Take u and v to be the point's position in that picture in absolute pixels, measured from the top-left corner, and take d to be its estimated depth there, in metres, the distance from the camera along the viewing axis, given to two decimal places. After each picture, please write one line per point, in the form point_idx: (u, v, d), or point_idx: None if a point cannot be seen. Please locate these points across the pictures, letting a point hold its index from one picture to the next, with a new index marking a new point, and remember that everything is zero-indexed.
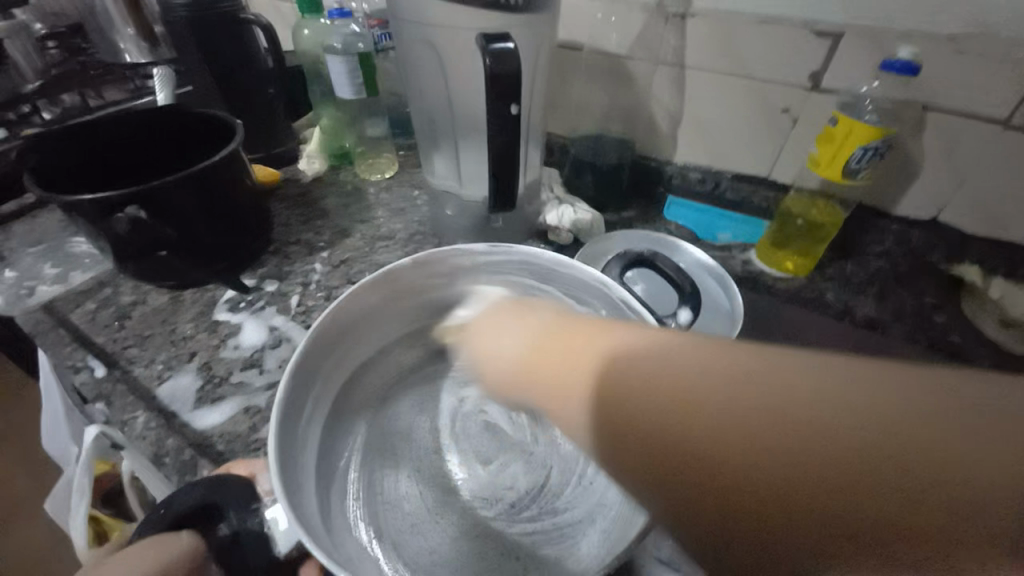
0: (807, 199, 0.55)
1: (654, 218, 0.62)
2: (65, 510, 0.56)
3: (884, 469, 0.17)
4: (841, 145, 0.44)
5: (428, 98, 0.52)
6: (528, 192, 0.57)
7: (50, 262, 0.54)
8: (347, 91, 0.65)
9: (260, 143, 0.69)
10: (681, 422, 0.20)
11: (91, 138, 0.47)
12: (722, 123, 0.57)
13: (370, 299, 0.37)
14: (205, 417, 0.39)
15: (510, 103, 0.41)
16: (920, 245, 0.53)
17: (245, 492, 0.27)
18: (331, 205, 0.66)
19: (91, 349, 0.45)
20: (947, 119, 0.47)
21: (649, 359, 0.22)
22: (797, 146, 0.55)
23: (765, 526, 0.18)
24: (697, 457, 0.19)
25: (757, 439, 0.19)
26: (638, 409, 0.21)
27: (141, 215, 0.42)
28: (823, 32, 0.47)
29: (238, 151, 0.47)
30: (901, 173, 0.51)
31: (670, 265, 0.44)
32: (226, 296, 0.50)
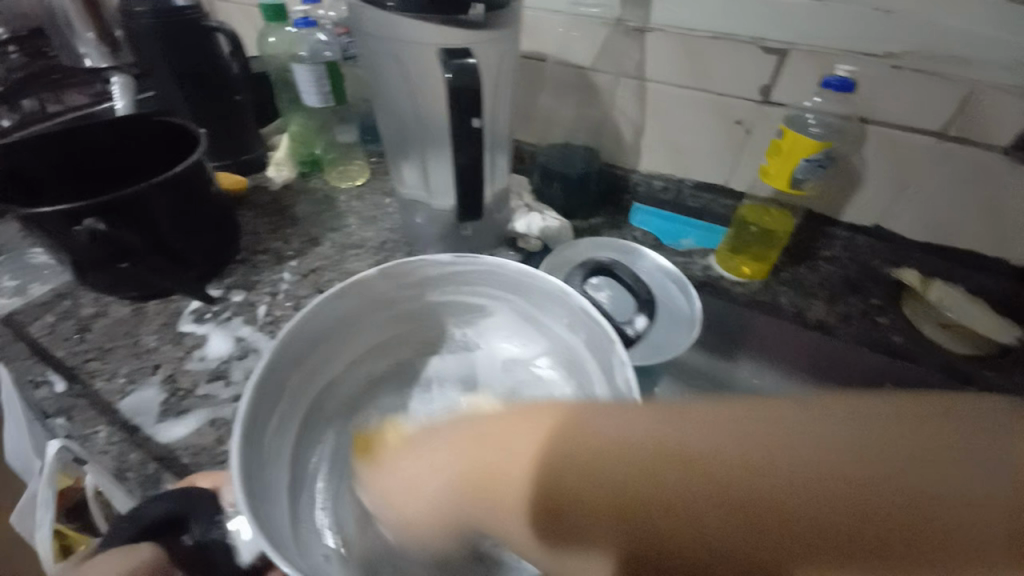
0: (760, 208, 0.57)
1: (621, 225, 0.64)
2: (25, 528, 0.55)
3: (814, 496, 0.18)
4: (789, 157, 0.47)
5: (397, 109, 0.52)
6: (497, 200, 0.59)
7: (7, 273, 0.53)
8: (315, 99, 0.65)
9: (228, 151, 0.68)
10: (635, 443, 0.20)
11: (50, 150, 0.47)
12: (682, 134, 0.59)
13: (338, 311, 0.37)
14: (169, 430, 0.39)
15: (473, 116, 0.42)
16: (865, 250, 0.57)
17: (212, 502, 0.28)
18: (302, 213, 0.65)
19: (50, 363, 0.44)
20: (884, 132, 0.50)
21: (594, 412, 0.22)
22: (751, 156, 0.58)
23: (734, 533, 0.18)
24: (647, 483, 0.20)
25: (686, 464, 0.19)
26: (604, 472, 0.20)
27: (100, 227, 0.41)
28: (771, 50, 0.50)
29: (203, 162, 0.47)
30: (846, 182, 0.55)
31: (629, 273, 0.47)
32: (191, 307, 0.50)
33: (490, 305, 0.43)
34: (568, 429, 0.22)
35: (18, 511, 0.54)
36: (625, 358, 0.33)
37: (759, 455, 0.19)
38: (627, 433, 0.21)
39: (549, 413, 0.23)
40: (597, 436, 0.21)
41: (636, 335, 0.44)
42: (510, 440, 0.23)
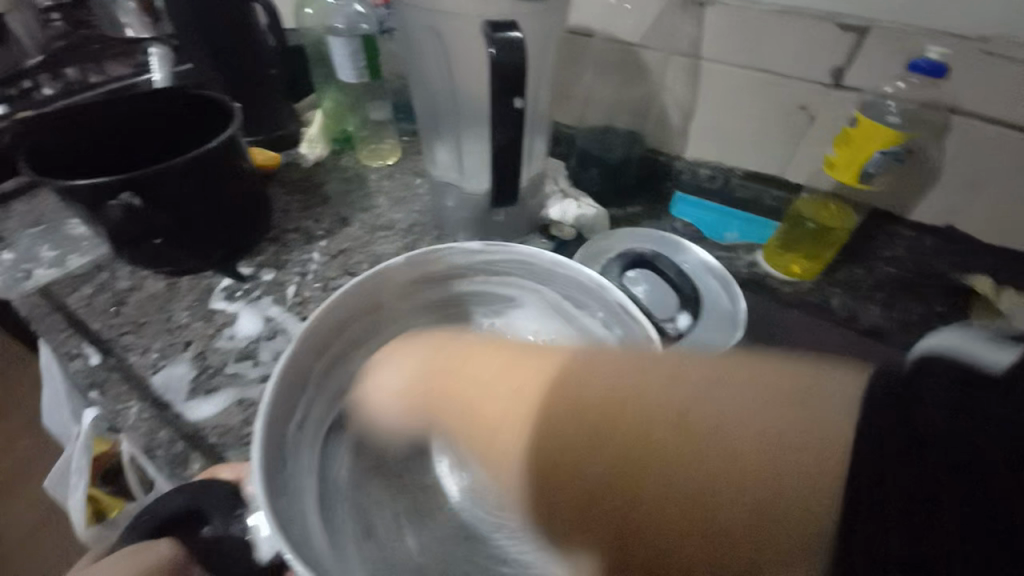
0: (816, 202, 0.53)
1: (661, 215, 0.60)
2: (65, 488, 0.57)
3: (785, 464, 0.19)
4: (859, 148, 0.43)
5: (432, 85, 0.50)
6: (532, 185, 0.56)
7: (47, 243, 0.53)
8: (350, 75, 0.63)
9: (259, 125, 0.67)
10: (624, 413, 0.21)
11: (89, 122, 0.47)
12: (735, 119, 0.55)
13: (366, 297, 0.36)
14: (198, 409, 0.39)
15: (514, 95, 0.39)
16: (930, 251, 0.52)
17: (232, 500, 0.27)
18: (332, 192, 0.64)
19: (86, 335, 0.44)
20: (973, 123, 0.44)
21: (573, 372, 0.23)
22: (814, 146, 0.53)
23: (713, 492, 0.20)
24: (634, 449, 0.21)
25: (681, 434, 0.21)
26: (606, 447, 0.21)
27: (135, 202, 0.41)
28: (847, 27, 0.45)
29: (236, 137, 0.46)
30: (918, 177, 0.50)
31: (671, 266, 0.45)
32: (222, 284, 0.50)
33: (520, 297, 0.40)
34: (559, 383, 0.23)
35: (57, 473, 0.57)
36: None
37: (774, 435, 0.20)
38: (607, 386, 0.22)
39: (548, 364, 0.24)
40: (581, 402, 0.22)
41: (677, 334, 0.42)
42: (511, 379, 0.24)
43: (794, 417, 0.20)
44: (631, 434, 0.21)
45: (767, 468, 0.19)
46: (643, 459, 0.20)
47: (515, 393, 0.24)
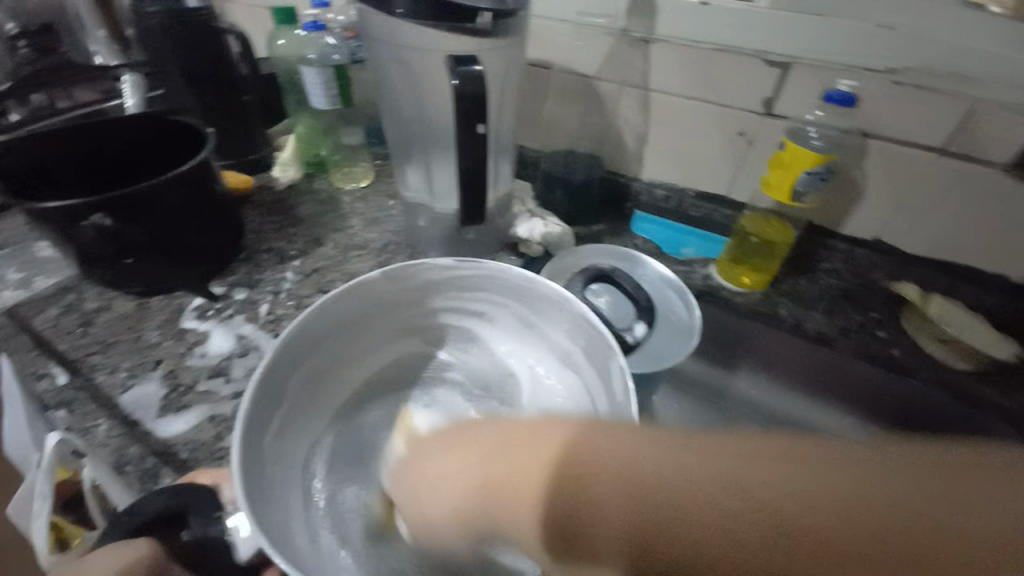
0: (761, 218, 0.58)
1: (622, 232, 0.64)
2: (18, 519, 0.55)
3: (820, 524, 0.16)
4: (789, 169, 0.47)
5: (404, 113, 0.53)
6: (500, 205, 0.59)
7: (12, 266, 0.53)
8: (323, 101, 0.66)
9: (234, 150, 0.69)
10: (637, 473, 0.19)
11: (60, 147, 0.47)
12: (685, 143, 0.60)
13: (339, 313, 0.38)
14: (169, 425, 0.39)
15: (478, 122, 0.43)
16: (864, 263, 0.58)
17: (208, 502, 0.28)
18: (306, 213, 0.66)
19: (53, 356, 0.44)
20: (886, 148, 0.50)
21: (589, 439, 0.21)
22: (753, 168, 0.58)
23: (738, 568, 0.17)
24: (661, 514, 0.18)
25: (691, 484, 0.18)
26: (610, 483, 0.19)
27: (108, 222, 0.42)
28: (774, 63, 0.51)
29: (210, 160, 0.48)
30: (846, 196, 0.55)
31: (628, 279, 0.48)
32: (194, 304, 0.50)
33: (492, 310, 0.43)
34: (571, 454, 0.21)
35: (14, 504, 0.55)
36: (623, 363, 0.33)
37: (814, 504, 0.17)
38: (638, 450, 0.20)
39: (554, 440, 0.22)
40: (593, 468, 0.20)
41: (636, 341, 0.45)
42: (525, 449, 0.22)
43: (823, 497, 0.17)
44: (644, 498, 0.18)
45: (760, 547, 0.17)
46: (648, 541, 0.18)
47: (530, 460, 0.22)
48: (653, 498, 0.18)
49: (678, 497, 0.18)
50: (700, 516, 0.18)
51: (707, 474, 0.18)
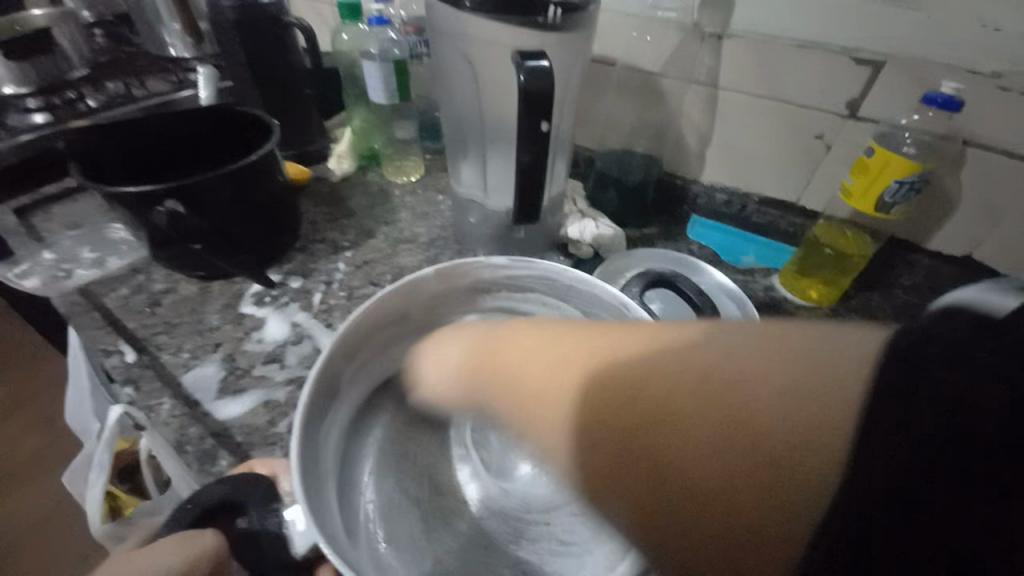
0: (835, 230, 0.54)
1: (677, 237, 0.61)
2: (81, 483, 0.58)
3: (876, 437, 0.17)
4: (875, 177, 0.43)
5: (461, 108, 0.52)
6: (552, 205, 0.58)
7: (88, 245, 0.56)
8: (380, 96, 0.66)
9: (292, 141, 0.71)
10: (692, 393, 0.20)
11: (138, 136, 0.50)
12: (752, 146, 0.56)
13: (393, 308, 0.37)
14: (226, 408, 0.40)
15: (541, 118, 0.41)
16: (950, 282, 0.52)
17: (269, 494, 0.28)
18: (358, 205, 0.67)
19: (122, 333, 0.46)
20: (989, 156, 0.45)
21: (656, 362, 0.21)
22: (829, 174, 0.54)
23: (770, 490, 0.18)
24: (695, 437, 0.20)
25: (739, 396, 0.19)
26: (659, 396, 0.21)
27: (179, 209, 0.44)
28: (862, 61, 0.46)
29: (273, 152, 0.49)
30: (937, 209, 0.50)
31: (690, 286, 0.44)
32: (252, 290, 0.52)
33: (543, 313, 0.42)
34: (611, 361, 0.23)
35: (75, 469, 0.58)
36: None
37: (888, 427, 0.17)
38: (697, 356, 0.21)
39: (598, 351, 0.24)
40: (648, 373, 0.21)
41: None
42: (573, 356, 0.24)
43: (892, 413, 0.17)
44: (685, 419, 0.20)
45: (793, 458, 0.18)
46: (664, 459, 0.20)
47: (573, 359, 0.24)
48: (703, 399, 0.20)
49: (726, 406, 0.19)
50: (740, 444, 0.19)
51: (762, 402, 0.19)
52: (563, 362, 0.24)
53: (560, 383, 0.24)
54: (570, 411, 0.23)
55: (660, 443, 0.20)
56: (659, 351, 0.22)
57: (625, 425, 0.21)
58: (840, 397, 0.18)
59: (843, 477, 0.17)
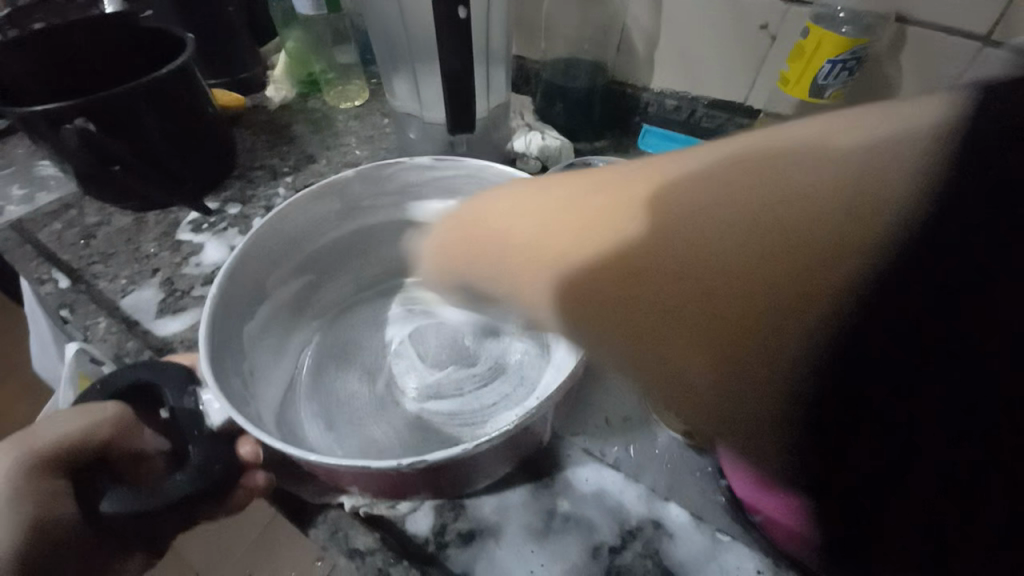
0: (775, 124, 0.53)
1: (626, 148, 0.60)
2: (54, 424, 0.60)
3: (765, 285, 0.19)
4: (810, 59, 0.43)
5: (387, 10, 0.49)
6: (495, 117, 0.56)
7: (15, 182, 0.54)
8: (306, 6, 0.63)
9: (223, 67, 0.66)
10: (672, 231, 0.22)
11: (45, 51, 0.47)
12: (698, 43, 0.54)
13: (315, 214, 0.37)
14: (167, 325, 0.40)
15: (459, 5, 0.39)
16: None
17: (184, 380, 0.28)
18: (299, 132, 0.64)
19: (57, 264, 0.46)
20: (927, 35, 0.44)
21: (636, 193, 0.24)
22: (772, 67, 0.53)
23: (723, 341, 0.20)
24: (661, 272, 0.22)
25: (708, 245, 0.21)
26: (604, 240, 0.24)
27: (89, 127, 0.41)
28: None
29: (190, 66, 0.45)
30: (875, 96, 0.49)
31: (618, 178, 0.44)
32: (189, 218, 0.51)
33: None
34: (655, 197, 0.23)
35: (45, 412, 0.59)
36: None
37: (800, 296, 0.18)
38: (690, 201, 0.22)
39: (632, 191, 0.25)
40: (629, 229, 0.23)
41: None
42: (576, 215, 0.26)
43: (798, 262, 0.19)
44: (663, 267, 0.22)
45: (719, 309, 0.20)
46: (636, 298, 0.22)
47: (562, 228, 0.26)
48: (666, 231, 0.22)
49: (652, 247, 0.22)
50: (678, 289, 0.21)
51: (693, 240, 0.21)
52: (567, 235, 0.26)
53: (542, 243, 0.26)
54: (554, 274, 0.26)
55: (631, 267, 0.22)
56: (696, 187, 0.22)
57: (584, 267, 0.24)
58: (798, 213, 0.19)
59: (765, 342, 0.19)
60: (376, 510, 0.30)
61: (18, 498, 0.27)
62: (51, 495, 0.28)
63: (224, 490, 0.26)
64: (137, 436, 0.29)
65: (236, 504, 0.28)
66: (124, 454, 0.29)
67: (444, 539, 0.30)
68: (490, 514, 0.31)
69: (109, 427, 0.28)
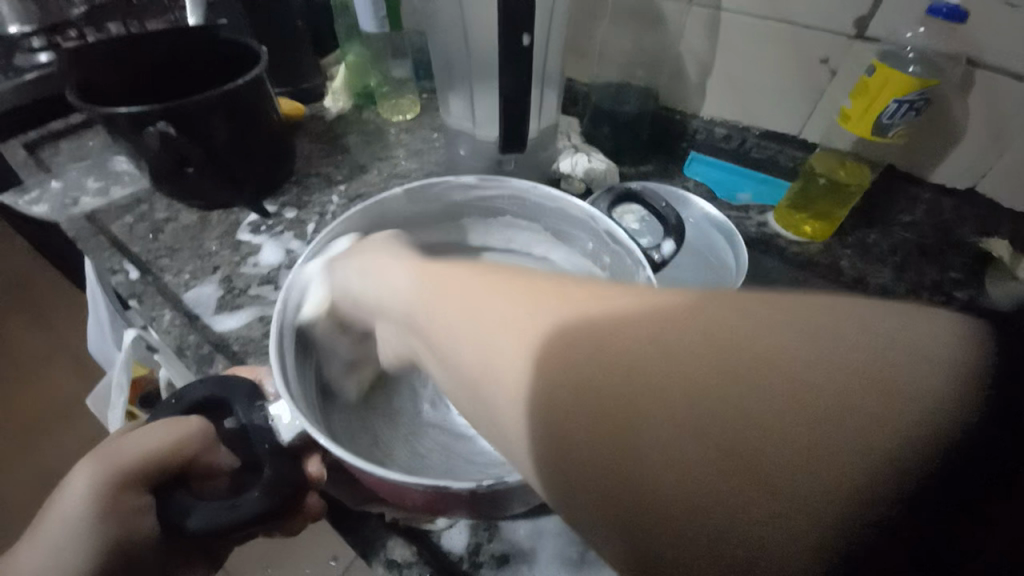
0: (833, 159, 0.52)
1: (672, 173, 0.60)
2: (105, 404, 0.63)
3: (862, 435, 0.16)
4: (875, 97, 0.42)
5: (448, 32, 0.51)
6: (543, 138, 0.57)
7: (93, 176, 0.58)
8: (370, 24, 0.65)
9: (286, 77, 0.70)
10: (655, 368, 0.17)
11: (132, 60, 0.51)
12: (753, 75, 0.54)
13: (365, 232, 0.39)
14: (224, 321, 0.42)
15: (522, 33, 0.40)
16: (950, 216, 0.50)
17: (253, 391, 0.29)
18: (352, 142, 0.67)
19: (127, 255, 0.49)
20: (998, 78, 0.43)
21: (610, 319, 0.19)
22: (832, 100, 0.52)
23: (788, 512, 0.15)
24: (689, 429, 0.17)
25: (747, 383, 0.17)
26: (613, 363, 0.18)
27: (169, 131, 0.44)
28: None
29: (262, 79, 0.49)
30: (939, 137, 0.48)
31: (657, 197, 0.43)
32: (249, 220, 0.53)
33: (520, 237, 0.43)
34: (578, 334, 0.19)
35: (99, 391, 0.62)
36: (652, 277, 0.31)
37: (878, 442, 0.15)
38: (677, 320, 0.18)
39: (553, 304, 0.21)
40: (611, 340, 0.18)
41: (663, 260, 0.40)
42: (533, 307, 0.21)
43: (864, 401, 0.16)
44: (670, 397, 0.17)
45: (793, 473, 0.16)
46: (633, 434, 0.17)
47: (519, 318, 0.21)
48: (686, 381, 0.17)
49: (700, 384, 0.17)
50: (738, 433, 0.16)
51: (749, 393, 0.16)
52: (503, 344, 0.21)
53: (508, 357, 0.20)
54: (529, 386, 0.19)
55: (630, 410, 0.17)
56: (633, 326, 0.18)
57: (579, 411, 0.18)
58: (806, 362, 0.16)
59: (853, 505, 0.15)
60: (412, 522, 0.31)
61: (102, 514, 0.27)
62: (134, 510, 0.27)
63: (295, 501, 0.27)
64: (217, 453, 0.29)
65: (296, 517, 0.29)
66: (206, 470, 0.29)
67: (478, 559, 0.30)
68: (526, 537, 0.31)
69: (191, 443, 0.28)
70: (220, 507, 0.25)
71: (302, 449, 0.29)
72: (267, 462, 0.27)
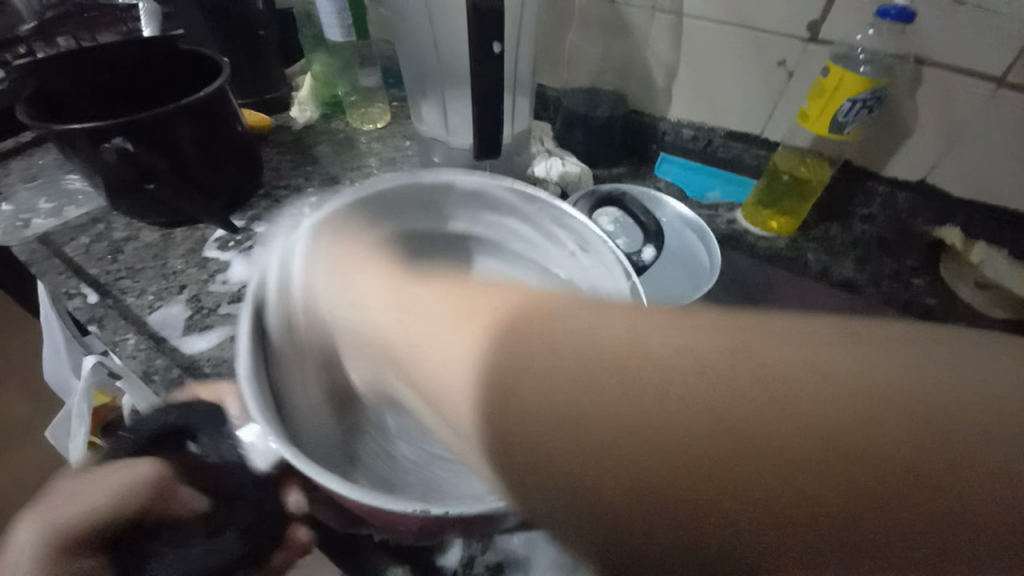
0: (794, 156, 0.54)
1: (644, 175, 0.61)
2: (65, 436, 0.59)
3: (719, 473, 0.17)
4: (831, 97, 0.44)
5: (418, 41, 0.51)
6: (517, 144, 0.57)
7: (44, 195, 0.55)
8: (336, 33, 0.64)
9: (251, 88, 0.68)
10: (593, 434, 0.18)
11: (84, 74, 0.49)
12: (716, 77, 0.56)
13: None
14: (194, 343, 0.41)
15: (493, 41, 0.41)
16: (906, 209, 0.53)
17: (218, 419, 0.29)
18: (322, 152, 0.65)
19: (85, 278, 0.46)
20: (942, 77, 0.45)
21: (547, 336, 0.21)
22: (790, 101, 0.54)
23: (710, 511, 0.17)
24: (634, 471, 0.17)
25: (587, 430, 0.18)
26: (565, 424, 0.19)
27: (128, 145, 0.42)
28: None
29: (226, 90, 0.47)
30: (891, 133, 0.51)
31: (634, 201, 0.45)
32: (216, 235, 0.51)
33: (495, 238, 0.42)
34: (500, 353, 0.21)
35: (57, 423, 0.59)
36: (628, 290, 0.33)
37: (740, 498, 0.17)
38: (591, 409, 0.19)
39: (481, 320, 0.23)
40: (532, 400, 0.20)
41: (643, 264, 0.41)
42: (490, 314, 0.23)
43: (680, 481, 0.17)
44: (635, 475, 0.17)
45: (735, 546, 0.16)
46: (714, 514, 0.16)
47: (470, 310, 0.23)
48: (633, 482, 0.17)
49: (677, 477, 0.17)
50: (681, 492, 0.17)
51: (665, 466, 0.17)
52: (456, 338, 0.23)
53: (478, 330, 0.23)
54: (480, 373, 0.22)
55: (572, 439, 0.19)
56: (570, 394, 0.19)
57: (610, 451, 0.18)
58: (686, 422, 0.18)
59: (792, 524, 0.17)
60: (408, 542, 0.30)
61: None
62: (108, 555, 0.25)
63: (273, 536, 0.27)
64: (175, 495, 0.27)
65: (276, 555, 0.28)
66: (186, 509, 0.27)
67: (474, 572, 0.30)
68: (519, 544, 0.31)
69: (145, 489, 0.26)
70: (187, 561, 0.24)
71: (281, 476, 0.29)
72: (239, 500, 0.27)
